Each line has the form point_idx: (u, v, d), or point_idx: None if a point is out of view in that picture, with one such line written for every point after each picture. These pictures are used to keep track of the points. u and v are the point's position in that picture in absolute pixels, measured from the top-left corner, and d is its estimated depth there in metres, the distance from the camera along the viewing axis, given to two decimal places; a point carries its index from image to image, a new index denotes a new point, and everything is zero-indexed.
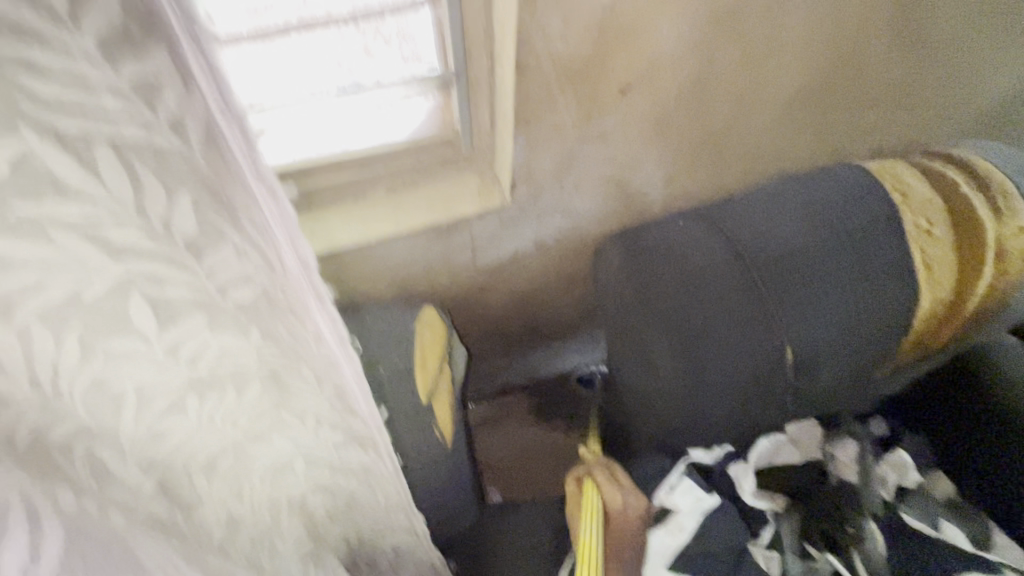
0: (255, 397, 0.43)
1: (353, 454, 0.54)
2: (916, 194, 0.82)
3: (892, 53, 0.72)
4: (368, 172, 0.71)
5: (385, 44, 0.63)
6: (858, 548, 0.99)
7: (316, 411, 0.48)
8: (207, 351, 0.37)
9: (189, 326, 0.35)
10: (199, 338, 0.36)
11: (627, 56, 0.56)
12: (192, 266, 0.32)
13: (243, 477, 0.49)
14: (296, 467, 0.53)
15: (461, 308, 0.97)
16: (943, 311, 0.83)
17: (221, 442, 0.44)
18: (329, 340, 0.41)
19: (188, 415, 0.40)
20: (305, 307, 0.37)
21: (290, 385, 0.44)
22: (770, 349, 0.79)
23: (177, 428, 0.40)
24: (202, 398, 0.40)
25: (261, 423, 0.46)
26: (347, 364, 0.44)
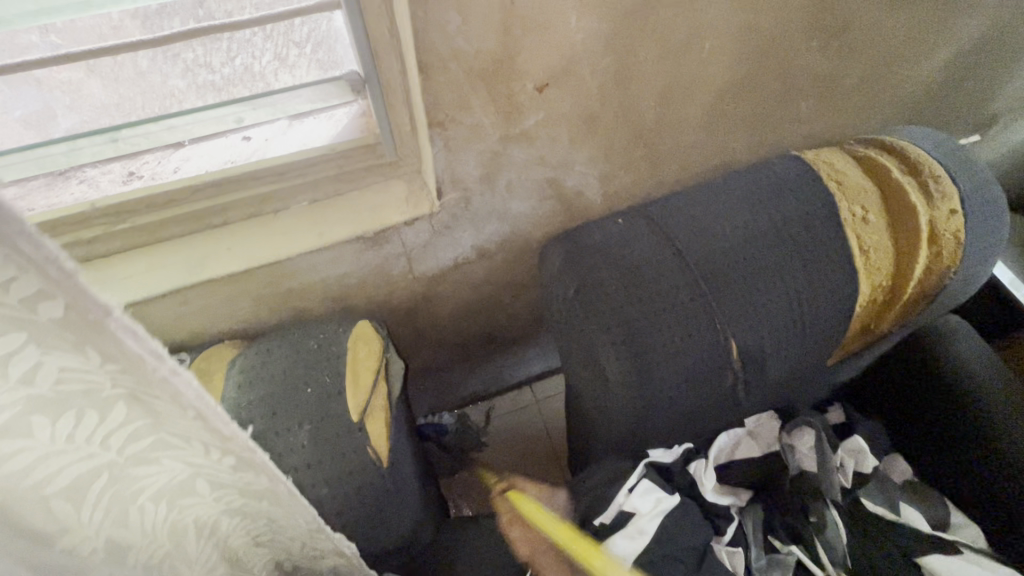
0: (121, 423, 0.34)
1: (253, 477, 0.46)
2: (850, 182, 0.83)
3: (816, 45, 0.72)
4: (285, 183, 0.67)
5: (298, 50, 0.64)
6: (820, 538, 0.99)
7: (203, 434, 0.39)
8: (42, 368, 0.29)
9: (12, 344, 0.27)
10: (26, 354, 0.28)
11: (539, 53, 0.54)
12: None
13: (127, 507, 0.38)
14: (198, 489, 0.44)
15: (407, 320, 0.94)
16: (883, 296, 0.84)
17: (90, 472, 0.34)
18: (161, 354, 0.32)
19: (34, 438, 0.31)
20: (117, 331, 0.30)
21: (157, 405, 0.35)
22: (715, 344, 0.77)
23: (16, 460, 0.30)
24: (53, 417, 0.31)
25: (140, 446, 0.36)
26: (188, 386, 0.34)
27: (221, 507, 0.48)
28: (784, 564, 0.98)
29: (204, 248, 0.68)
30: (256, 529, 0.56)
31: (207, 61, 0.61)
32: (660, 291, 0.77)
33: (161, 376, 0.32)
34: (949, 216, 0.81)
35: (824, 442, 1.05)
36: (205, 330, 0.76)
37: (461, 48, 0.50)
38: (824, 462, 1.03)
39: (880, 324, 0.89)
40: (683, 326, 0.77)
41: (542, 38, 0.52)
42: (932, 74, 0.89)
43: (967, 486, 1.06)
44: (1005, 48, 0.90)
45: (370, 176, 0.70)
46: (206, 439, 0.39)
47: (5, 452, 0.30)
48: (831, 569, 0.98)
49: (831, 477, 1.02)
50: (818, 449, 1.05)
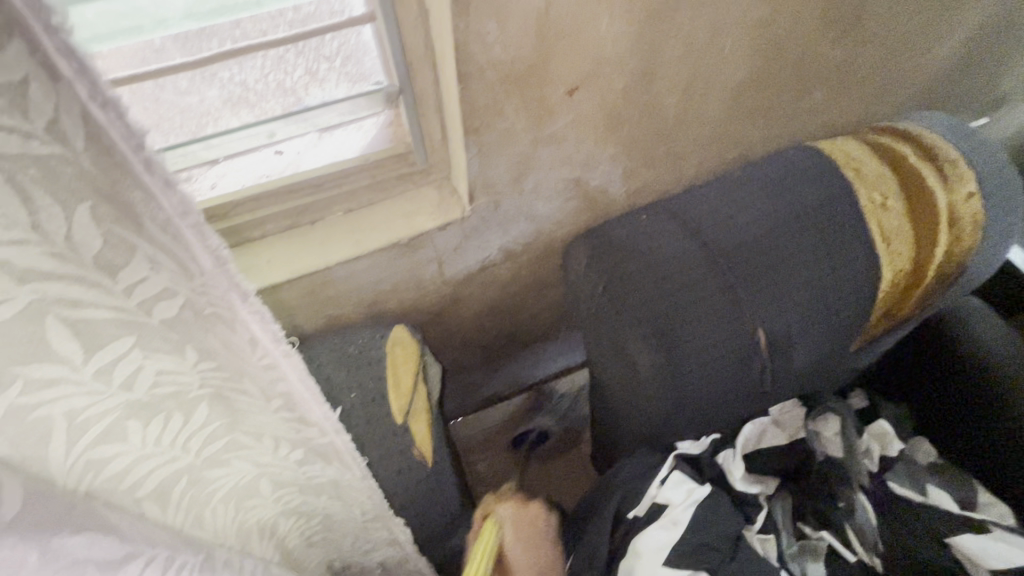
0: (201, 424, 0.36)
1: (317, 470, 0.48)
2: (868, 170, 0.85)
3: (833, 36, 0.74)
4: (321, 194, 0.69)
5: (329, 64, 0.65)
6: (850, 522, 1.02)
7: (274, 431, 0.41)
8: (141, 371, 0.31)
9: (119, 348, 0.30)
10: (131, 358, 0.30)
11: (570, 59, 0.56)
12: (108, 283, 0.27)
13: (202, 510, 0.41)
14: (261, 491, 0.46)
15: (435, 322, 0.96)
16: (905, 281, 0.85)
17: (173, 474, 0.37)
18: (269, 343, 0.34)
19: (129, 443, 0.33)
20: (235, 315, 0.32)
21: (239, 405, 0.37)
22: (743, 335, 0.79)
23: (115, 463, 0.33)
24: (145, 421, 0.33)
25: (215, 448, 0.39)
26: (292, 368, 0.36)
27: (285, 508, 0.50)
28: (817, 550, 0.99)
29: (243, 261, 0.70)
30: (313, 528, 0.58)
31: (244, 79, 0.63)
32: (687, 284, 0.79)
33: (264, 362, 0.35)
34: (967, 199, 0.82)
35: (850, 427, 1.08)
36: None
37: (497, 57, 0.52)
38: (850, 446, 1.06)
39: (902, 308, 0.90)
40: (711, 317, 0.78)
41: (572, 43, 0.54)
42: (941, 59, 0.90)
43: (993, 464, 1.07)
44: (1013, 29, 0.92)
45: (402, 184, 0.72)
46: (278, 434, 0.41)
47: (106, 455, 0.33)
48: (863, 552, 1.01)
49: (858, 462, 1.05)
50: (843, 434, 1.07)
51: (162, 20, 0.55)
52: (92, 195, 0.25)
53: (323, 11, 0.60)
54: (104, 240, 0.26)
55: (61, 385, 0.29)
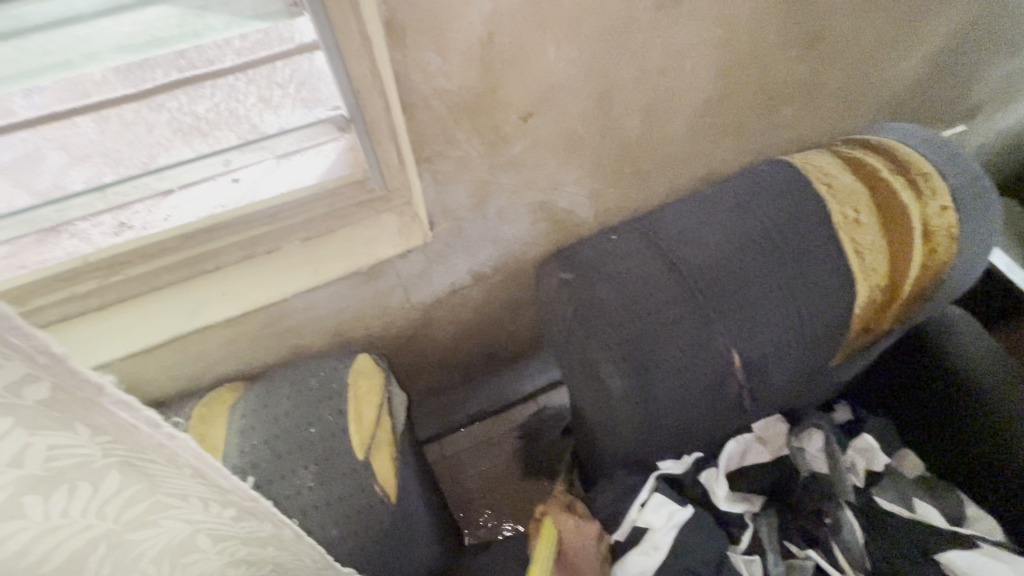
0: (116, 492, 0.32)
1: (259, 524, 0.46)
2: (840, 184, 0.83)
3: (797, 52, 0.73)
4: (277, 224, 0.67)
5: (282, 91, 0.63)
6: (836, 539, 1.00)
7: (199, 490, 0.38)
8: (28, 449, 0.26)
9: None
10: (13, 437, 0.25)
11: (521, 85, 0.54)
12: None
13: (128, 570, 0.37)
14: (201, 545, 0.43)
15: (406, 347, 0.94)
16: (881, 296, 0.84)
17: (87, 543, 0.33)
18: (156, 425, 0.31)
19: (28, 519, 0.28)
20: (107, 400, 0.28)
21: (152, 469, 0.33)
22: (716, 357, 0.77)
23: (10, 542, 0.28)
24: (46, 497, 0.28)
25: (136, 512, 0.35)
26: (187, 448, 0.33)
27: (228, 561, 0.47)
28: (804, 569, 0.97)
29: (199, 293, 0.68)
30: None
31: None
32: (657, 305, 0.77)
33: (156, 441, 0.32)
34: (941, 212, 0.81)
35: (834, 443, 1.05)
36: (204, 373, 0.75)
37: (443, 85, 0.50)
38: (835, 462, 1.04)
39: (879, 323, 0.89)
40: (683, 339, 0.76)
41: (522, 69, 0.53)
42: (911, 71, 0.90)
43: (979, 476, 1.06)
44: (982, 40, 0.91)
45: (361, 211, 0.70)
46: (204, 492, 0.38)
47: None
48: (851, 571, 0.98)
49: (844, 478, 1.03)
50: (828, 449, 1.05)
51: (95, 54, 0.54)
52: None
53: (273, 37, 0.57)
54: None
55: None
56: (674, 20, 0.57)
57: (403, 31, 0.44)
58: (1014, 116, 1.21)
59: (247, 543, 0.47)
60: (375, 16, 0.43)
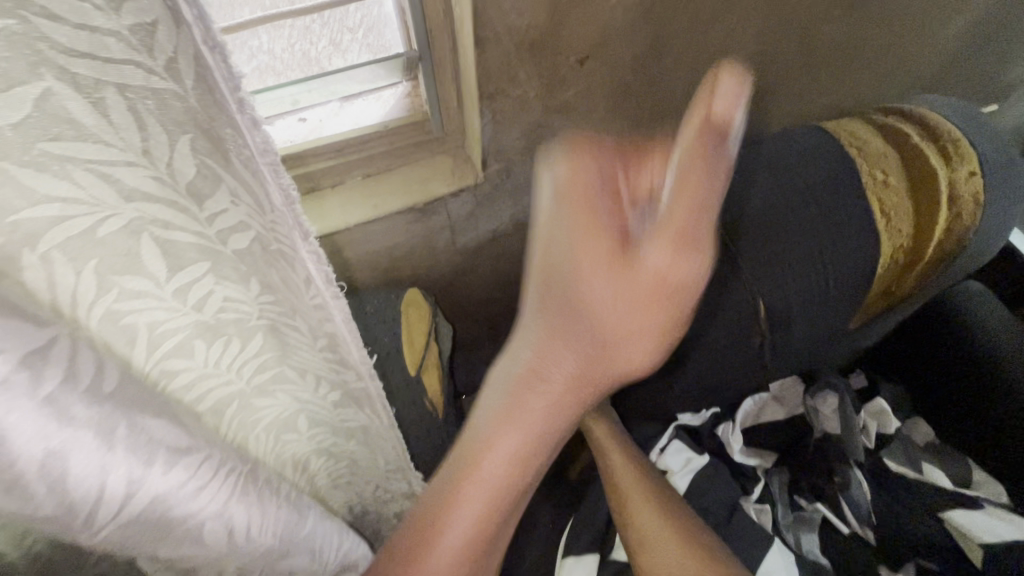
0: (256, 354, 0.37)
1: (352, 413, 0.51)
2: (870, 148, 0.87)
3: (837, 14, 0.75)
4: (343, 159, 0.73)
5: (351, 33, 0.68)
6: (844, 495, 1.04)
7: (314, 367, 0.42)
8: (211, 296, 0.31)
9: (195, 271, 0.30)
10: (205, 282, 0.30)
11: (581, 26, 0.58)
12: (193, 211, 0.27)
13: (247, 435, 0.42)
14: (298, 426, 0.47)
15: (446, 293, 1.00)
16: (904, 257, 0.87)
17: (227, 397, 0.38)
18: (320, 283, 0.37)
19: (195, 362, 0.34)
20: (293, 247, 0.34)
21: (290, 339, 0.38)
22: (740, 303, 0.83)
23: (180, 377, 0.34)
24: (210, 344, 0.34)
25: (265, 378, 0.40)
26: (336, 312, 0.40)
27: (315, 448, 0.52)
28: (812, 520, 1.04)
29: None
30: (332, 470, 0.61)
31: (271, 48, 0.66)
32: None
33: (314, 302, 0.38)
34: (969, 177, 0.84)
35: (848, 404, 1.08)
36: None
37: (514, 23, 0.54)
38: (847, 421, 1.07)
39: (900, 285, 0.92)
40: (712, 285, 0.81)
41: (584, 11, 0.57)
42: (946, 42, 0.92)
43: (987, 444, 1.10)
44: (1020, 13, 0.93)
45: (420, 152, 0.75)
46: (321, 372, 0.43)
47: (176, 368, 0.33)
48: (855, 524, 1.03)
49: (855, 437, 1.06)
50: (841, 410, 1.08)
51: None
52: (194, 128, 0.25)
53: None
54: (197, 170, 0.26)
55: (145, 298, 0.29)
56: None
57: None
58: None
59: (335, 433, 0.52)
60: None
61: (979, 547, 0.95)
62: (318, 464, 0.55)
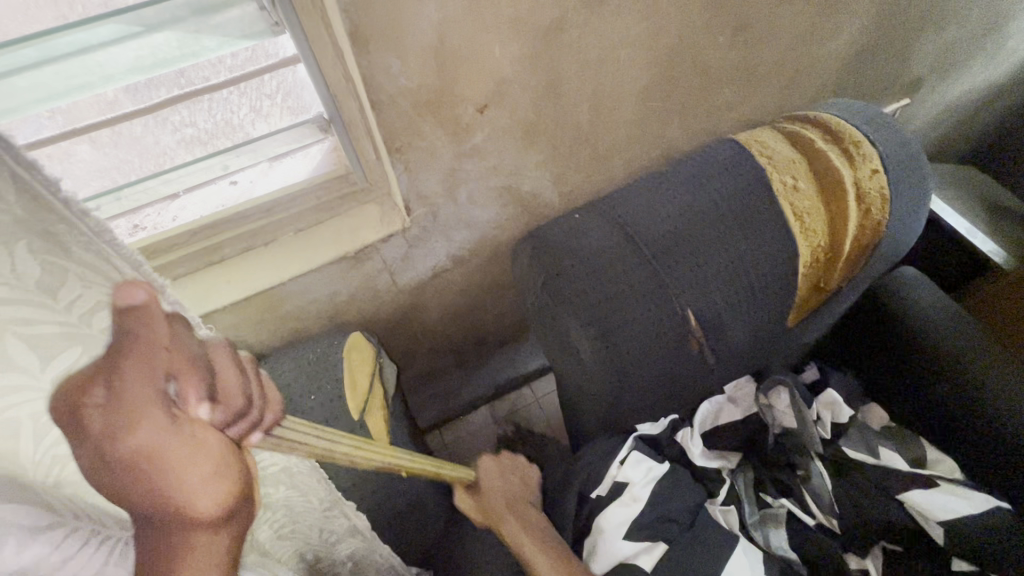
0: None
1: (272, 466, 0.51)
2: (780, 156, 0.92)
3: (726, 41, 0.81)
4: (273, 217, 0.76)
5: (271, 100, 0.72)
6: (806, 487, 1.10)
7: None
8: (92, 376, 0.35)
9: (68, 358, 0.33)
10: (82, 365, 0.34)
11: (473, 80, 0.62)
12: (50, 302, 0.33)
13: None
14: None
15: (397, 329, 1.03)
16: (824, 255, 0.92)
17: None
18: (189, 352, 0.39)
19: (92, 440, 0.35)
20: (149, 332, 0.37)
21: None
22: (674, 316, 0.85)
23: (78, 459, 0.35)
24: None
25: None
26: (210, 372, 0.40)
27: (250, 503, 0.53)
28: (777, 516, 1.07)
29: (207, 283, 0.76)
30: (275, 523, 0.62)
31: (193, 120, 0.69)
32: (618, 274, 0.85)
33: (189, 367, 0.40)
34: (872, 175, 0.89)
35: (799, 400, 1.12)
36: None
37: (405, 85, 0.58)
38: (801, 416, 1.11)
39: (828, 281, 0.97)
40: (642, 301, 0.85)
41: (473, 66, 0.61)
42: (840, 52, 0.99)
43: (938, 423, 1.14)
44: (907, 20, 1.00)
45: (347, 203, 0.79)
46: None
47: (71, 450, 0.34)
48: (822, 515, 1.08)
49: (810, 432, 1.10)
50: (793, 405, 1.12)
51: (109, 75, 0.61)
52: (26, 234, 0.32)
53: (258, 54, 0.67)
54: (41, 267, 0.32)
55: (23, 391, 0.32)
56: (603, 15, 0.65)
57: (365, 40, 0.52)
58: (958, 89, 1.29)
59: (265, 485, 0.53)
60: (340, 31, 0.51)
61: (939, 525, 0.99)
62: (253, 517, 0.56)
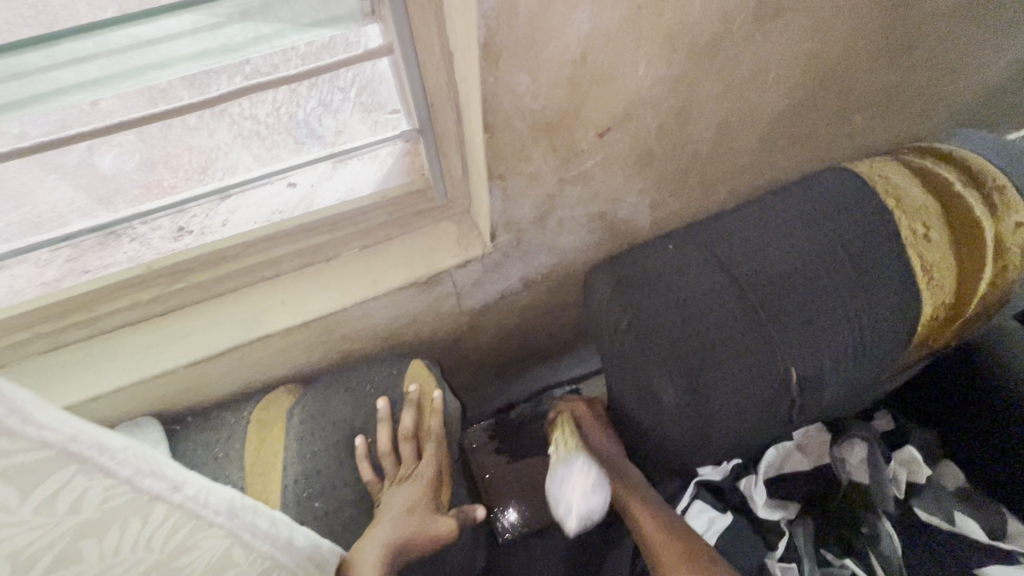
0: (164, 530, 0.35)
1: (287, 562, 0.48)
2: (910, 198, 0.80)
3: (879, 64, 0.69)
4: (338, 231, 0.66)
5: (344, 96, 0.61)
6: (874, 551, 0.98)
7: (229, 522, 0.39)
8: (88, 492, 0.30)
9: (60, 478, 0.28)
10: (78, 483, 0.29)
11: (601, 103, 0.51)
12: (22, 440, 0.26)
13: None
14: (241, 564, 0.45)
15: (450, 349, 0.94)
16: (945, 313, 0.81)
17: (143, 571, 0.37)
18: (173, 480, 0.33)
19: (85, 562, 0.32)
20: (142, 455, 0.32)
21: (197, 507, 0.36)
22: (775, 375, 0.75)
23: None
24: (100, 536, 0.32)
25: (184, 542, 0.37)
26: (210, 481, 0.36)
27: None
28: None
29: (260, 301, 0.67)
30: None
31: (254, 113, 0.59)
32: (717, 321, 0.75)
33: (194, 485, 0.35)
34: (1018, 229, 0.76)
35: (878, 456, 1.01)
36: (264, 377, 0.74)
37: (528, 105, 0.48)
38: (876, 473, 1.00)
39: (937, 338, 0.86)
40: (744, 353, 0.74)
41: (607, 87, 0.50)
42: (987, 79, 0.85)
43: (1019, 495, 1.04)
44: None
45: (420, 220, 0.69)
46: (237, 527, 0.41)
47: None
48: None
49: (886, 493, 0.99)
50: (871, 462, 1.02)
51: (164, 63, 0.50)
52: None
53: (338, 42, 0.55)
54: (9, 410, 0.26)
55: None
56: (764, 33, 0.53)
57: (498, 54, 0.41)
58: None
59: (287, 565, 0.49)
60: (471, 39, 0.40)
61: None
62: None
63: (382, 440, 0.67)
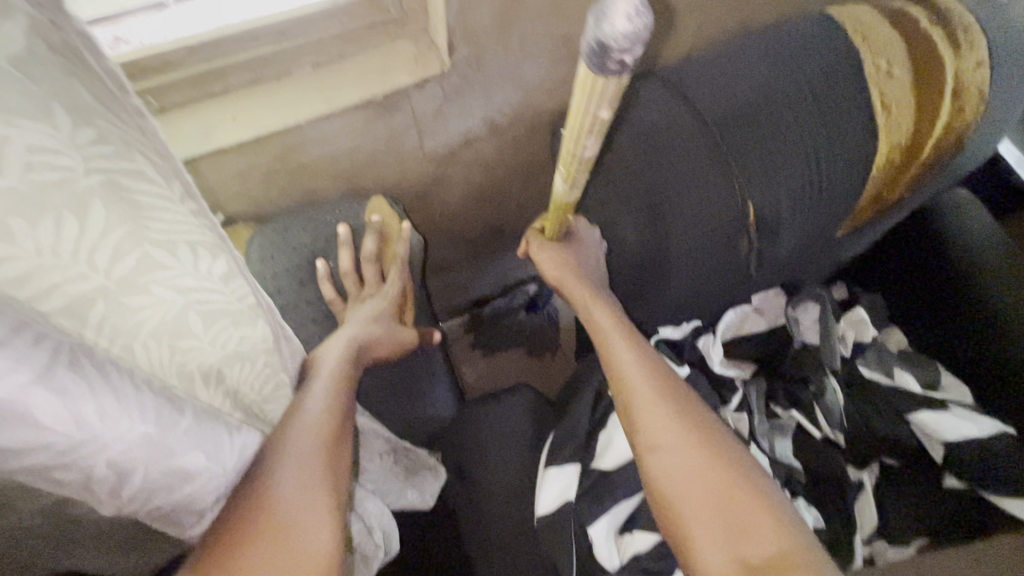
0: (103, 231, 0.34)
1: (247, 327, 0.48)
2: (878, 35, 0.79)
3: None
4: (288, 43, 0.63)
5: None
6: (818, 403, 1.05)
7: (184, 236, 0.39)
8: (10, 146, 0.28)
9: None
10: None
11: None
12: None
13: (131, 341, 0.39)
14: (196, 329, 0.43)
15: (420, 210, 0.93)
16: (901, 157, 0.82)
17: (86, 294, 0.35)
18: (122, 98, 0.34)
19: (20, 248, 0.31)
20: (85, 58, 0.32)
21: (136, 193, 0.35)
22: (731, 211, 0.76)
23: (11, 267, 0.31)
24: (32, 222, 0.30)
25: (128, 266, 0.36)
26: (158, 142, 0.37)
27: (228, 354, 0.47)
28: (785, 429, 1.06)
29: (210, 117, 0.64)
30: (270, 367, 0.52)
31: None
32: (680, 154, 0.76)
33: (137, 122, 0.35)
34: (978, 67, 0.76)
35: (828, 314, 1.08)
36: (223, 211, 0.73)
37: None
38: (825, 329, 1.07)
39: (894, 190, 0.87)
40: (705, 185, 0.75)
41: None
42: None
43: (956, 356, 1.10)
44: None
45: (376, 35, 0.67)
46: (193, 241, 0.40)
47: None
48: (827, 430, 1.05)
49: (831, 347, 1.06)
50: (821, 320, 1.08)
51: None
52: None
53: None
54: None
55: None
56: None
57: None
58: None
59: (241, 329, 0.47)
60: None
61: (942, 446, 0.97)
62: (236, 370, 0.49)
63: (344, 261, 0.71)
